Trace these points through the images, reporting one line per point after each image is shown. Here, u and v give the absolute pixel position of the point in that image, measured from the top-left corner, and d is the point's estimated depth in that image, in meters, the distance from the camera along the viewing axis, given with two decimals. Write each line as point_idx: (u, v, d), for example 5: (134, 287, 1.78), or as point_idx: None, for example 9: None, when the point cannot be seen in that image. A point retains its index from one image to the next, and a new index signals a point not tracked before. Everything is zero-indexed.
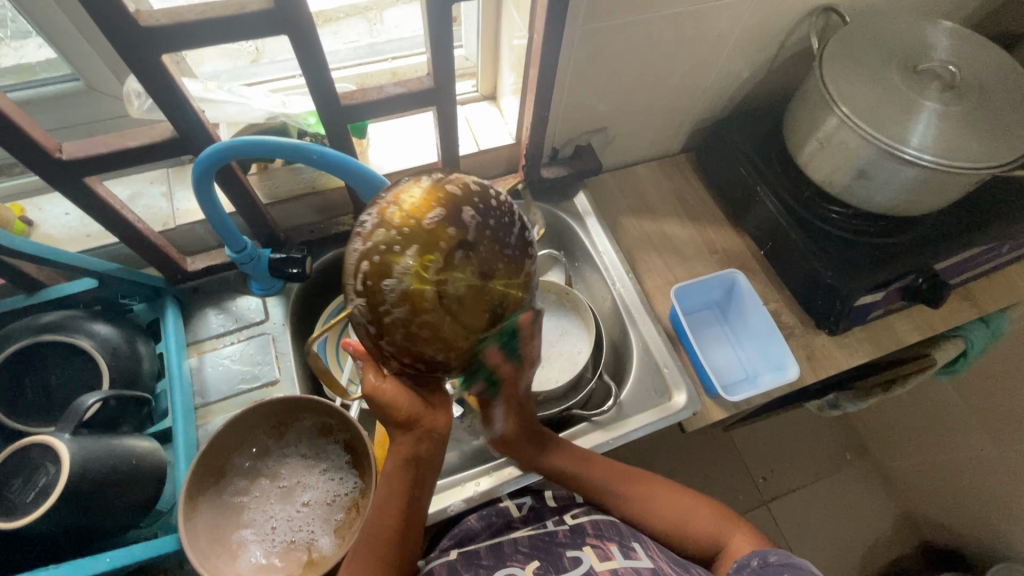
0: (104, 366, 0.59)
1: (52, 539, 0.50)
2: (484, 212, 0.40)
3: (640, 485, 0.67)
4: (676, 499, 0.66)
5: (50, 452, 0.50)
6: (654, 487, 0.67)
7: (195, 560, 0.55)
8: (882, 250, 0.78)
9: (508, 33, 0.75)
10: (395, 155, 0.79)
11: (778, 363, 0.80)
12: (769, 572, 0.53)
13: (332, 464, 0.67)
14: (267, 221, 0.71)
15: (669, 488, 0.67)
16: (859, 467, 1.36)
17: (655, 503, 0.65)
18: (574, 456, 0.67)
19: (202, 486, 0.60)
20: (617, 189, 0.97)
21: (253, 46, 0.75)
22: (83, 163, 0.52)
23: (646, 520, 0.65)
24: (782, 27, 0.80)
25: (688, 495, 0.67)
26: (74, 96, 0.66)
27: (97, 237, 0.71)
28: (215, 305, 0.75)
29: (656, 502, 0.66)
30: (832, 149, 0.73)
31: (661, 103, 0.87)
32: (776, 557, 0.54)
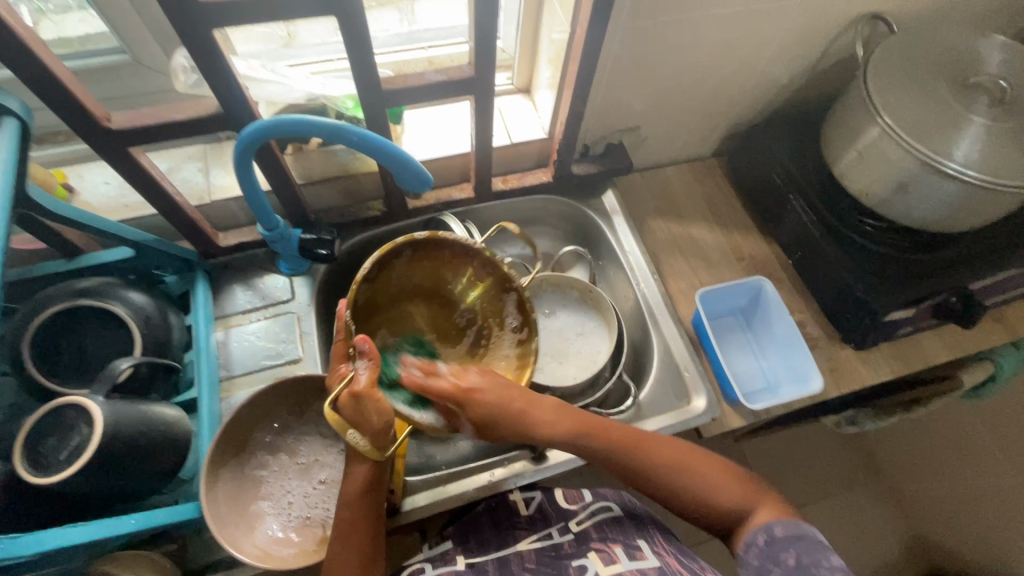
0: (137, 333, 0.60)
1: (80, 497, 0.51)
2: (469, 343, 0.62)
3: (655, 440, 0.61)
4: (684, 453, 0.61)
5: (85, 413, 0.51)
6: (671, 456, 0.61)
7: (216, 528, 0.56)
8: (917, 265, 0.76)
9: (548, 27, 0.75)
10: (428, 143, 0.79)
11: (801, 374, 0.79)
12: (776, 550, 0.54)
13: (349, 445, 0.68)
14: (300, 202, 0.72)
15: (685, 448, 0.62)
16: (872, 487, 1.34)
17: (666, 467, 0.60)
18: (579, 421, 0.60)
19: (225, 457, 0.62)
20: (645, 189, 0.96)
21: (286, 29, 0.74)
22: (130, 133, 0.53)
23: (651, 483, 0.60)
24: (826, 34, 0.79)
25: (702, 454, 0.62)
26: (121, 69, 0.68)
27: (134, 208, 0.73)
28: (243, 282, 0.77)
29: (666, 463, 0.60)
30: (871, 159, 0.72)
31: (696, 105, 0.86)
32: (782, 530, 0.55)
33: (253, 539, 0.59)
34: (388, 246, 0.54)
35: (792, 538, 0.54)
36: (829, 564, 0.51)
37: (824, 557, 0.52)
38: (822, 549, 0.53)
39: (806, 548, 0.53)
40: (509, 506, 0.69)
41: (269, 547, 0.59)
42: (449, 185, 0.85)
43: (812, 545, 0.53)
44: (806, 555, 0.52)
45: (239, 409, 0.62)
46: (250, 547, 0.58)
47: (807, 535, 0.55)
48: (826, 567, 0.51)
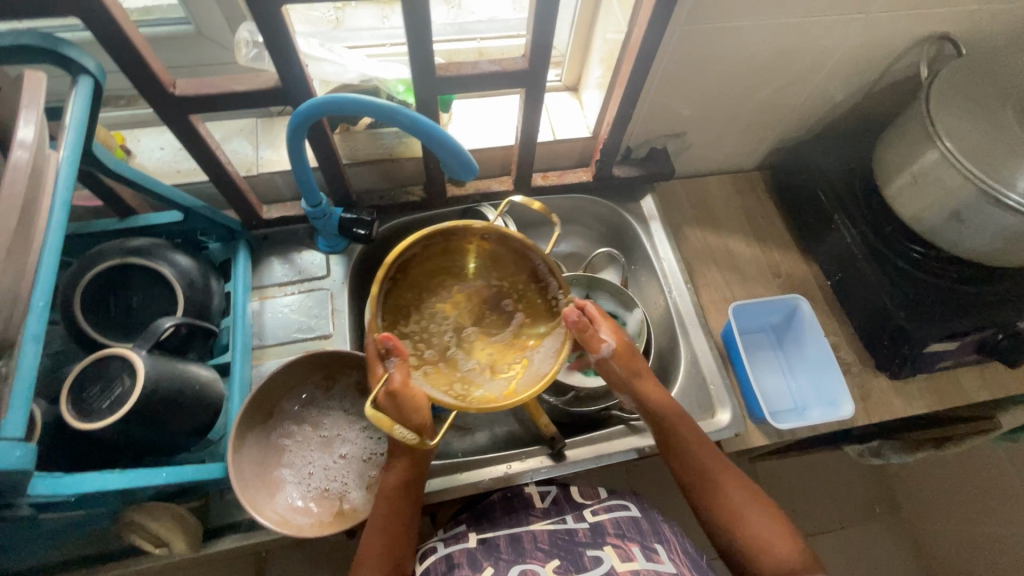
0: (181, 294, 0.62)
1: (116, 445, 0.53)
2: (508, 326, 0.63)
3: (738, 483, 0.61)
4: (752, 503, 0.59)
5: (128, 365, 0.53)
6: (739, 489, 0.60)
7: (240, 489, 0.58)
8: (965, 298, 0.73)
9: (603, 26, 0.74)
10: (473, 133, 0.80)
11: (831, 399, 0.77)
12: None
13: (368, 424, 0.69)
14: (344, 180, 0.73)
15: (759, 501, 0.60)
16: (888, 522, 1.30)
17: (737, 500, 0.59)
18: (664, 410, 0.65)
19: (252, 423, 0.63)
20: (684, 197, 0.95)
21: (335, 14, 0.77)
22: (192, 100, 0.55)
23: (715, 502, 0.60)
24: (890, 52, 0.76)
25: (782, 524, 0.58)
26: (185, 39, 0.70)
27: (186, 174, 0.75)
28: (281, 255, 0.79)
29: (736, 497, 0.60)
30: (926, 184, 0.70)
31: (746, 115, 0.85)
32: None
33: (274, 505, 0.60)
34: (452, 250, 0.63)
35: None
36: None
37: None
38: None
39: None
40: (523, 496, 0.69)
41: (289, 515, 0.60)
42: (489, 177, 0.86)
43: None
44: None
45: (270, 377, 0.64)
46: (269, 511, 0.59)
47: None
48: None
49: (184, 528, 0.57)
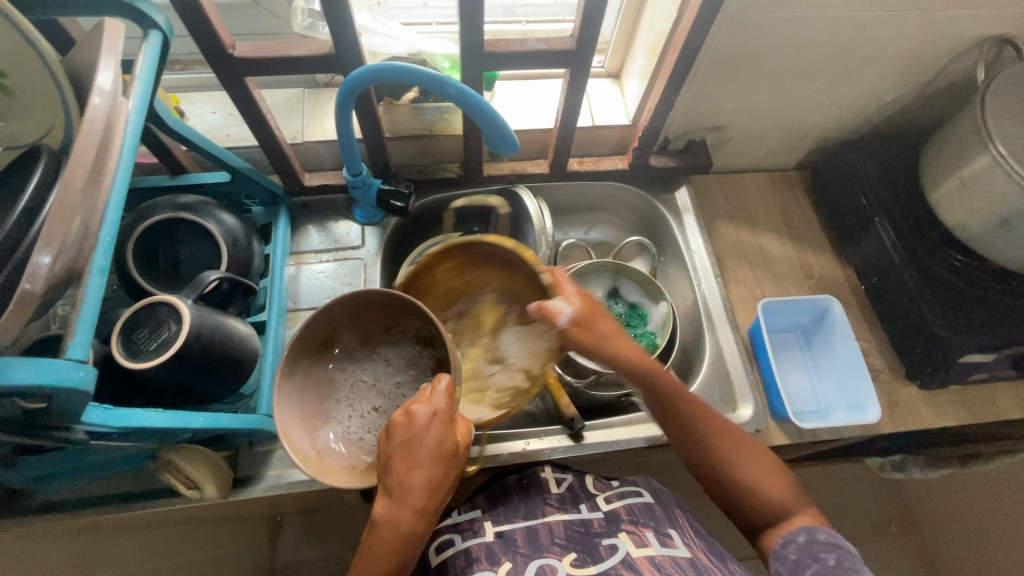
0: (224, 251, 0.65)
1: (160, 387, 0.56)
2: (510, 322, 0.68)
3: (733, 435, 0.57)
4: (749, 457, 0.56)
5: (175, 312, 0.55)
6: (738, 441, 0.57)
7: (280, 426, 0.53)
8: (1006, 310, 0.71)
9: (650, 13, 0.74)
10: (513, 114, 0.81)
11: (857, 404, 0.76)
12: (816, 550, 0.52)
13: (408, 379, 0.63)
14: (385, 152, 0.74)
15: (749, 445, 0.57)
16: (904, 541, 1.27)
17: (729, 453, 0.56)
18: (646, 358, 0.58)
19: (304, 354, 0.57)
20: (719, 192, 0.94)
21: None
22: (249, 63, 0.57)
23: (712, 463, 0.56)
24: (946, 53, 0.74)
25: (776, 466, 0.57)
26: (243, 6, 0.72)
27: (234, 138, 0.78)
28: (319, 224, 0.81)
29: (731, 450, 0.56)
30: (978, 190, 0.67)
31: (791, 111, 0.83)
32: (824, 534, 0.53)
33: (312, 440, 0.56)
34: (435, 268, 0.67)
35: (835, 544, 0.52)
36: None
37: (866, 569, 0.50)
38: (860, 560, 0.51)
39: (848, 556, 0.51)
40: (538, 481, 0.69)
41: (325, 453, 0.56)
42: (525, 160, 0.87)
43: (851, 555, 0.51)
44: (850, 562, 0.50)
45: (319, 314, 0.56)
46: (305, 450, 0.54)
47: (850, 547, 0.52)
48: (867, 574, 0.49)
49: (208, 467, 0.60)
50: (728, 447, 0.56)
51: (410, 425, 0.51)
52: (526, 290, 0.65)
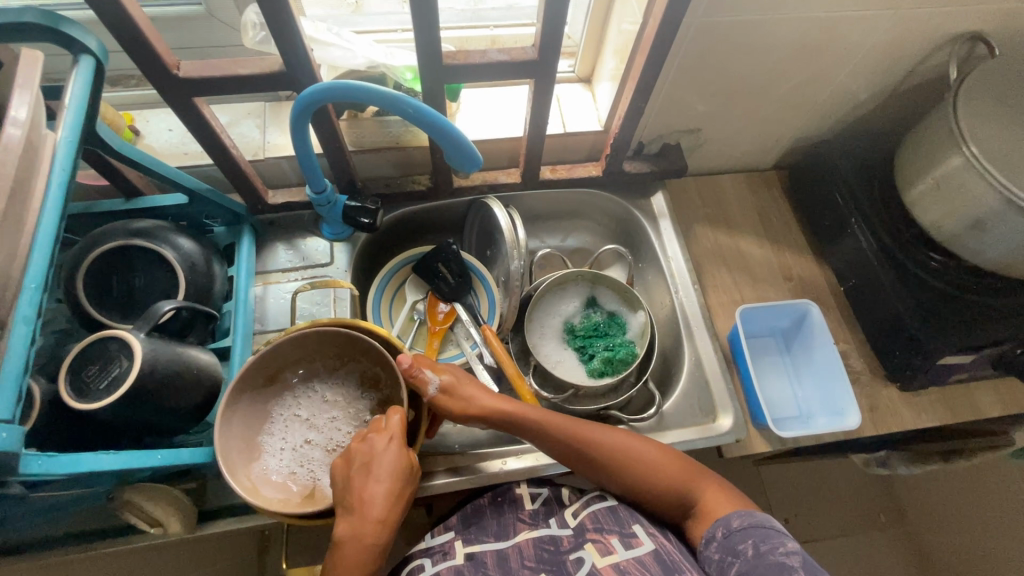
0: (182, 278, 0.63)
1: (114, 426, 0.53)
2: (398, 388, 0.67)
3: (621, 446, 0.63)
4: (648, 462, 0.61)
5: (127, 347, 0.53)
6: (628, 454, 0.62)
7: (222, 457, 0.57)
8: (984, 310, 0.70)
9: (618, 17, 0.72)
10: (482, 123, 0.79)
11: (837, 409, 0.75)
12: (734, 541, 0.55)
13: (344, 413, 0.67)
14: (349, 168, 0.72)
15: (642, 446, 0.62)
16: (894, 533, 1.28)
17: (630, 459, 0.62)
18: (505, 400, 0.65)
19: (251, 386, 0.62)
20: (696, 195, 0.93)
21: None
22: (196, 83, 0.54)
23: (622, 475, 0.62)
24: (918, 51, 0.73)
25: (679, 459, 0.63)
26: (194, 20, 0.69)
27: (193, 157, 0.75)
28: (286, 241, 0.78)
29: (630, 456, 0.62)
30: (950, 192, 0.66)
31: (764, 112, 0.82)
32: (739, 521, 0.56)
33: (246, 473, 0.59)
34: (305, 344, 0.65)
35: (748, 527, 0.55)
36: (786, 548, 0.52)
37: (782, 541, 0.53)
38: (778, 534, 0.53)
39: (766, 535, 0.54)
40: (512, 498, 0.69)
41: (260, 485, 0.60)
42: (497, 168, 0.85)
43: (770, 532, 0.54)
44: (764, 542, 0.53)
45: (277, 346, 0.62)
46: (243, 479, 0.59)
47: (768, 524, 0.55)
48: (784, 551, 0.51)
49: (177, 508, 0.59)
50: (623, 465, 0.62)
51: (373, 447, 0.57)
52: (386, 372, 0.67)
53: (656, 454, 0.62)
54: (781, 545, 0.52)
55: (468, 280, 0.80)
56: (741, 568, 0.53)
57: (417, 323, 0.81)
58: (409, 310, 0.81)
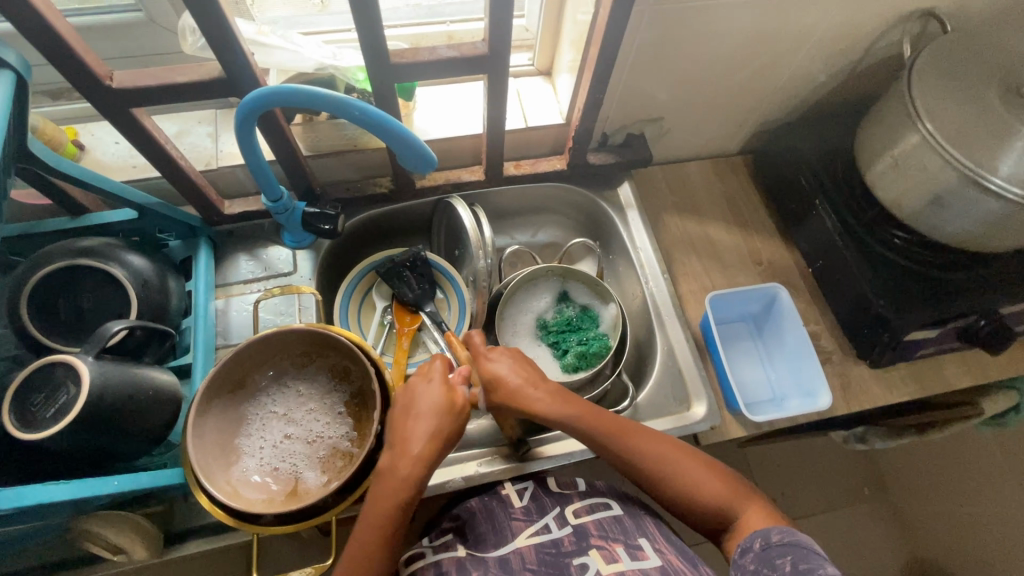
0: (134, 296, 0.61)
1: (66, 454, 0.51)
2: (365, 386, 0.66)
3: (654, 446, 0.60)
4: (686, 466, 0.59)
5: (73, 372, 0.51)
6: (671, 455, 0.59)
7: (196, 464, 0.56)
8: (946, 284, 0.71)
9: (571, 8, 0.71)
10: (441, 122, 0.78)
11: (810, 390, 0.76)
12: (771, 555, 0.50)
13: (321, 405, 0.66)
14: (305, 173, 0.70)
15: (683, 452, 0.60)
16: (877, 506, 1.30)
17: (682, 471, 0.58)
18: (576, 405, 0.61)
19: (218, 392, 0.61)
20: (664, 184, 0.93)
21: None
22: (131, 93, 0.52)
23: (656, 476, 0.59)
24: (871, 30, 0.73)
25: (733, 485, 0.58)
26: (133, 28, 0.67)
27: (142, 170, 0.73)
28: (247, 251, 0.76)
29: (683, 470, 0.58)
30: (907, 169, 0.67)
31: (725, 98, 0.82)
32: (779, 536, 0.51)
33: (226, 476, 0.59)
34: (272, 342, 0.64)
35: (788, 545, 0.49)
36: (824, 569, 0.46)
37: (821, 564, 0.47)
38: (817, 557, 0.47)
39: (803, 555, 0.48)
40: (500, 499, 0.68)
41: (241, 488, 0.59)
42: (460, 167, 0.84)
43: (806, 553, 0.48)
44: (802, 562, 0.47)
45: (242, 348, 0.61)
46: (224, 485, 0.57)
47: (808, 545, 0.49)
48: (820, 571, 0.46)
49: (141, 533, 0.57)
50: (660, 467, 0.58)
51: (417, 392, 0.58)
52: (353, 367, 0.66)
53: (695, 460, 0.59)
54: (821, 566, 0.46)
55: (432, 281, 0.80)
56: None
57: (388, 328, 0.79)
58: (379, 316, 0.79)
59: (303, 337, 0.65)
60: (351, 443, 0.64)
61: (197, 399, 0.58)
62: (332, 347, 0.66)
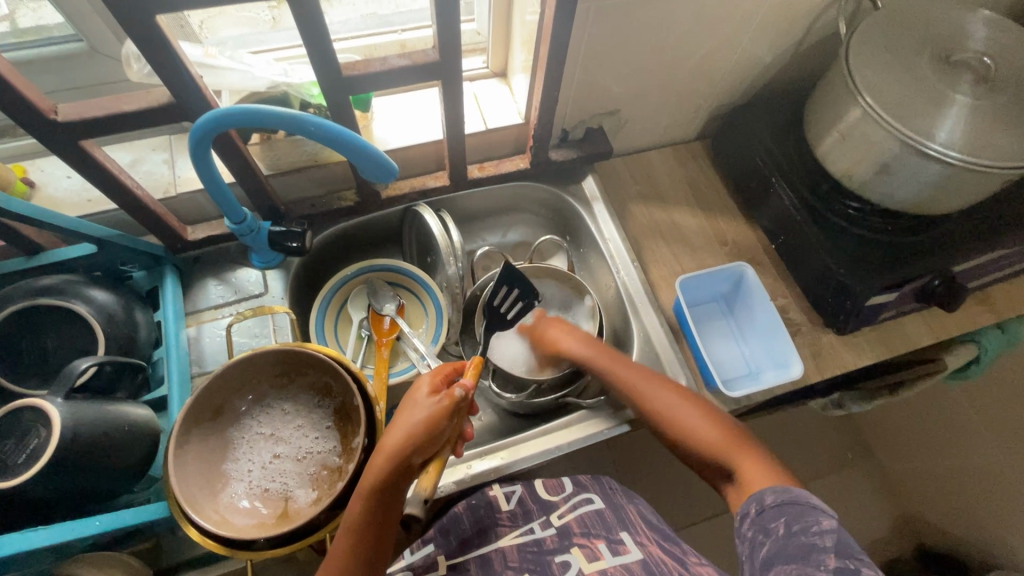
0: (100, 332, 0.59)
1: (43, 500, 0.50)
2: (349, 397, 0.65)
3: (689, 409, 0.64)
4: (709, 432, 0.62)
5: (42, 415, 0.50)
6: (695, 420, 0.63)
7: (179, 492, 0.55)
8: (899, 248, 0.74)
9: (519, 8, 0.73)
10: (402, 130, 0.78)
11: (782, 361, 0.78)
12: (767, 519, 0.53)
13: (308, 421, 0.66)
14: (267, 193, 0.70)
15: (714, 419, 0.63)
16: (860, 467, 1.34)
17: (671, 408, 0.65)
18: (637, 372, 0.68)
19: (198, 419, 0.60)
20: (627, 174, 0.95)
21: (269, 13, 0.74)
22: (79, 126, 0.52)
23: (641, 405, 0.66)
24: (808, 11, 0.76)
25: (719, 428, 0.62)
26: (75, 58, 0.65)
27: (98, 203, 0.71)
28: (215, 276, 0.75)
29: (672, 408, 0.65)
30: (853, 141, 0.69)
31: (677, 86, 0.84)
32: (773, 498, 0.54)
33: (214, 504, 0.58)
34: (252, 364, 0.63)
35: (784, 506, 0.53)
36: (818, 526, 0.49)
37: (814, 521, 0.50)
38: (812, 512, 0.51)
39: (797, 514, 0.51)
40: (488, 501, 0.68)
41: (229, 514, 0.58)
42: (424, 173, 0.84)
43: (802, 509, 0.52)
44: (796, 522, 0.51)
45: (217, 373, 0.60)
46: (211, 513, 0.56)
47: (803, 498, 0.53)
48: (815, 531, 0.49)
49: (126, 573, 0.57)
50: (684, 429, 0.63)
51: (410, 396, 0.57)
52: (335, 381, 0.66)
53: (718, 427, 0.62)
54: (814, 525, 0.50)
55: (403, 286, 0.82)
56: (771, 548, 0.51)
57: (365, 340, 0.79)
58: (356, 329, 0.79)
59: (283, 355, 0.64)
60: (341, 457, 0.64)
61: (176, 428, 0.57)
62: (312, 363, 0.66)
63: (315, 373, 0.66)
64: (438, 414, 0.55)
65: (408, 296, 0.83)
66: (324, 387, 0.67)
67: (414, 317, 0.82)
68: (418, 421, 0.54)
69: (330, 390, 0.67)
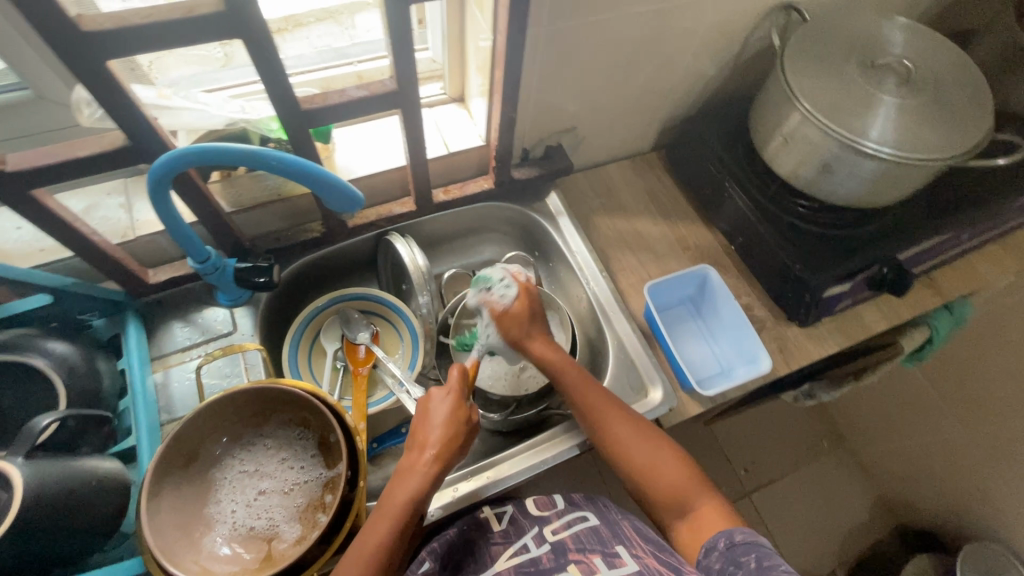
0: (61, 384, 0.57)
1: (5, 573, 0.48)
2: (328, 428, 0.64)
3: (644, 441, 0.64)
4: (664, 460, 0.63)
5: (3, 478, 0.47)
6: (644, 444, 0.64)
7: (154, 544, 0.52)
8: (847, 241, 0.79)
9: (472, 35, 0.75)
10: (363, 159, 0.79)
11: (750, 356, 0.81)
12: (737, 553, 0.54)
13: (290, 454, 0.65)
14: (231, 230, 0.69)
15: (663, 448, 0.64)
16: (836, 455, 1.39)
17: (632, 444, 0.64)
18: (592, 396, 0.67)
19: (171, 467, 0.58)
20: (589, 189, 0.97)
21: (221, 51, 0.73)
22: (29, 175, 0.50)
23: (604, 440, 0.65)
24: (745, 24, 0.81)
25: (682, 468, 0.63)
26: (20, 106, 0.64)
27: (51, 252, 0.69)
28: (180, 318, 0.73)
29: (630, 442, 0.64)
30: (795, 144, 0.74)
31: (629, 103, 0.88)
32: (739, 535, 0.55)
33: (193, 554, 0.55)
34: (223, 405, 0.61)
35: (753, 544, 0.54)
36: (786, 566, 0.51)
37: (782, 561, 0.51)
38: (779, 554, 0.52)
39: (764, 552, 0.53)
40: (479, 522, 0.68)
41: (209, 563, 0.56)
42: (389, 200, 0.85)
43: (768, 551, 0.53)
44: (767, 558, 0.52)
45: (185, 420, 0.58)
46: (191, 564, 0.54)
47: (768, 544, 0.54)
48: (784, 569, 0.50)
49: None
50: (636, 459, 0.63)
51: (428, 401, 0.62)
52: (311, 413, 0.64)
53: (665, 455, 0.64)
54: (784, 563, 0.51)
55: (374, 313, 0.82)
56: None
57: (341, 371, 0.78)
58: (331, 361, 0.78)
59: (256, 394, 0.62)
60: (325, 490, 0.63)
61: (147, 478, 0.55)
62: (286, 397, 0.64)
63: (289, 406, 0.65)
64: (462, 416, 0.61)
65: (381, 323, 0.82)
66: (296, 419, 0.65)
67: (389, 344, 0.81)
68: (445, 424, 0.59)
69: (305, 420, 0.65)
